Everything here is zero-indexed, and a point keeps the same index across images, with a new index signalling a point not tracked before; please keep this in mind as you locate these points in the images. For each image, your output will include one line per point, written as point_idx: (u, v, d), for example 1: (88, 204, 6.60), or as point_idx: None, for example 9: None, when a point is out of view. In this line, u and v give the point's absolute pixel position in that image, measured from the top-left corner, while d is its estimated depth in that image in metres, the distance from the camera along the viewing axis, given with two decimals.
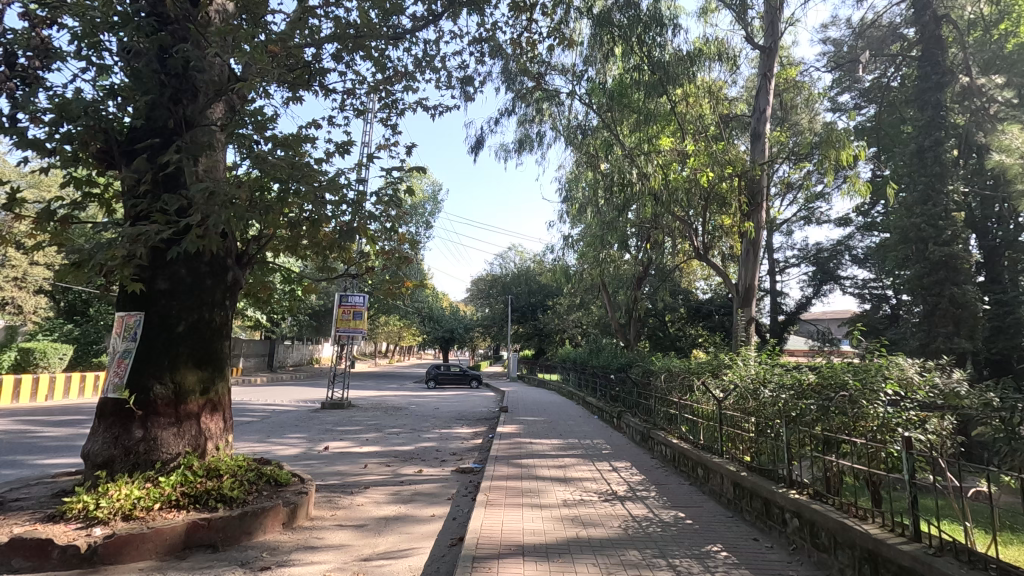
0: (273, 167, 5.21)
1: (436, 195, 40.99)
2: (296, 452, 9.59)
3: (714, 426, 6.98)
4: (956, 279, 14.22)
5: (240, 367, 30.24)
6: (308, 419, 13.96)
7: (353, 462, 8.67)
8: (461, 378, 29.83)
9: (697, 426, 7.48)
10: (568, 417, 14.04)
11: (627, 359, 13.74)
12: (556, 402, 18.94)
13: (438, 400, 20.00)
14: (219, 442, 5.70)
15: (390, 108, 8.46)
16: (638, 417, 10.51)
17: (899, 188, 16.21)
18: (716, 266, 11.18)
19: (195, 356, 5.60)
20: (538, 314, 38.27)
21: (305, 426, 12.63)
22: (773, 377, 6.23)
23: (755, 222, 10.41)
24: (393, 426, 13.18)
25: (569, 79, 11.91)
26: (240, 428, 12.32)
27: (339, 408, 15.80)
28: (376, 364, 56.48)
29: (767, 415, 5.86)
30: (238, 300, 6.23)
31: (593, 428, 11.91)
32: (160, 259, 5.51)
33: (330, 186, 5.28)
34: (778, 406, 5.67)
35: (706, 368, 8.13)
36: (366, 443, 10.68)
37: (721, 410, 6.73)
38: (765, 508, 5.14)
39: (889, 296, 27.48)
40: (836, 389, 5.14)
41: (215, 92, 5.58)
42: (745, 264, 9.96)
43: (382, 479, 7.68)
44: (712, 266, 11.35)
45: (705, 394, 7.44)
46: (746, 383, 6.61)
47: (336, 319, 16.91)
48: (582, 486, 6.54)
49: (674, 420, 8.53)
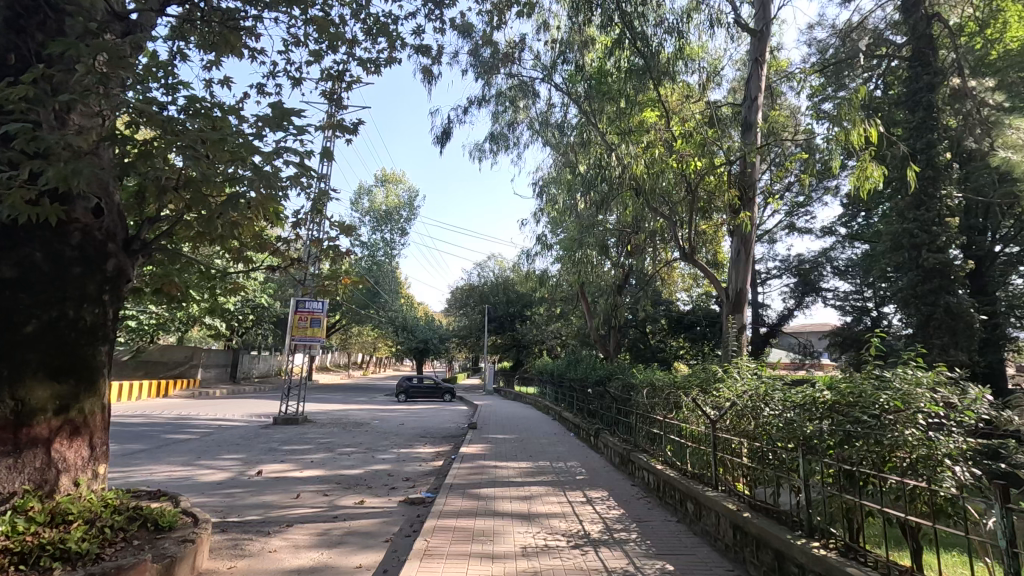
0: (144, 111, 3.99)
1: (412, 200, 39.75)
2: (222, 477, 8.25)
3: (706, 450, 5.95)
4: (951, 287, 13.58)
5: (197, 379, 28.38)
6: (253, 436, 12.57)
7: (285, 490, 7.38)
8: (434, 392, 28.49)
9: (686, 451, 6.44)
10: (541, 434, 12.90)
11: (606, 372, 12.69)
12: (531, 417, 17.74)
13: (406, 415, 18.66)
14: (78, 477, 4.45)
15: (334, 80, 7.42)
16: (618, 436, 9.40)
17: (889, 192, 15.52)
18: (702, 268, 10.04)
19: (50, 363, 4.35)
20: (516, 325, 37.14)
21: (246, 445, 11.26)
22: (776, 393, 5.22)
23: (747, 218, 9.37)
24: (347, 445, 11.87)
25: (543, 67, 10.94)
26: (171, 448, 10.89)
27: (293, 424, 14.44)
28: (348, 376, 54.54)
29: (773, 439, 4.83)
30: (121, 296, 5.00)
31: (567, 447, 10.80)
32: (5, 240, 4.33)
33: (220, 144, 4.12)
34: (785, 430, 4.65)
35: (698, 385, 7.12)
36: (309, 465, 9.37)
37: (714, 434, 5.70)
38: (779, 562, 4.06)
39: (870, 307, 27.05)
40: (862, 408, 4.09)
41: (86, 27, 4.44)
42: (735, 267, 8.97)
43: (311, 514, 6.41)
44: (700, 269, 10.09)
45: (696, 414, 6.42)
46: (743, 398, 5.59)
47: (291, 326, 15.50)
48: (548, 525, 5.38)
49: (658, 441, 7.47)
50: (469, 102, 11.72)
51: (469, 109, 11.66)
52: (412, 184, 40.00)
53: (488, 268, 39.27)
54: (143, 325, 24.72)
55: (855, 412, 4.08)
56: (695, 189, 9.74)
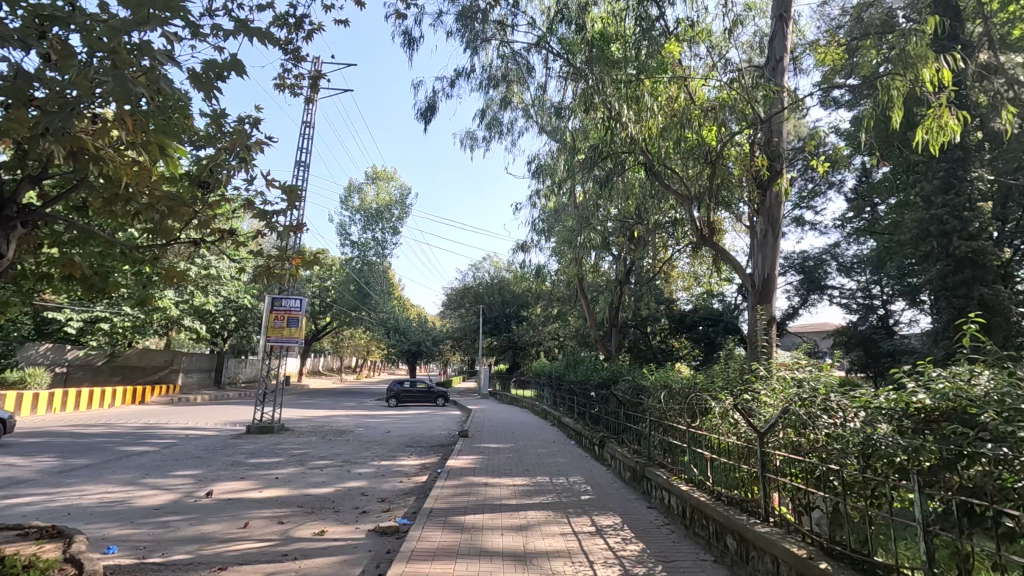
0: None
1: (404, 198, 38.57)
2: (164, 500, 7.02)
3: (750, 469, 4.76)
4: (984, 278, 12.69)
5: (177, 385, 26.98)
6: (220, 447, 11.33)
7: (231, 519, 6.16)
8: (426, 396, 27.21)
9: (721, 469, 5.27)
10: (539, 442, 11.70)
11: (610, 373, 11.53)
12: (528, 423, 16.53)
13: (394, 422, 17.38)
14: None
15: (289, 27, 6.23)
16: (626, 446, 8.26)
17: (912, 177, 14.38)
18: (721, 253, 8.47)
19: None
20: (512, 326, 35.99)
21: (208, 459, 10.03)
22: (847, 399, 4.09)
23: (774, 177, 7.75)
24: (323, 457, 10.65)
25: (538, 32, 9.74)
26: (121, 462, 9.64)
27: (267, 433, 13.21)
28: (342, 381, 53.08)
29: (850, 460, 3.66)
30: None
31: (569, 458, 9.61)
32: None
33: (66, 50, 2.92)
34: (871, 448, 3.48)
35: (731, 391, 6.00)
36: (273, 483, 8.16)
37: (762, 451, 4.51)
38: None
39: (877, 304, 26.16)
40: (995, 421, 2.91)
41: None
42: (757, 250, 7.86)
43: (257, 549, 5.20)
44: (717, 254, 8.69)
45: (736, 424, 5.26)
46: (799, 404, 4.47)
47: (267, 326, 14.27)
48: (551, 571, 4.17)
49: (679, 455, 6.34)
50: (456, 75, 10.54)
51: (456, 82, 10.49)
52: (404, 182, 38.86)
53: (483, 269, 38.08)
54: (118, 327, 23.42)
55: (986, 424, 2.90)
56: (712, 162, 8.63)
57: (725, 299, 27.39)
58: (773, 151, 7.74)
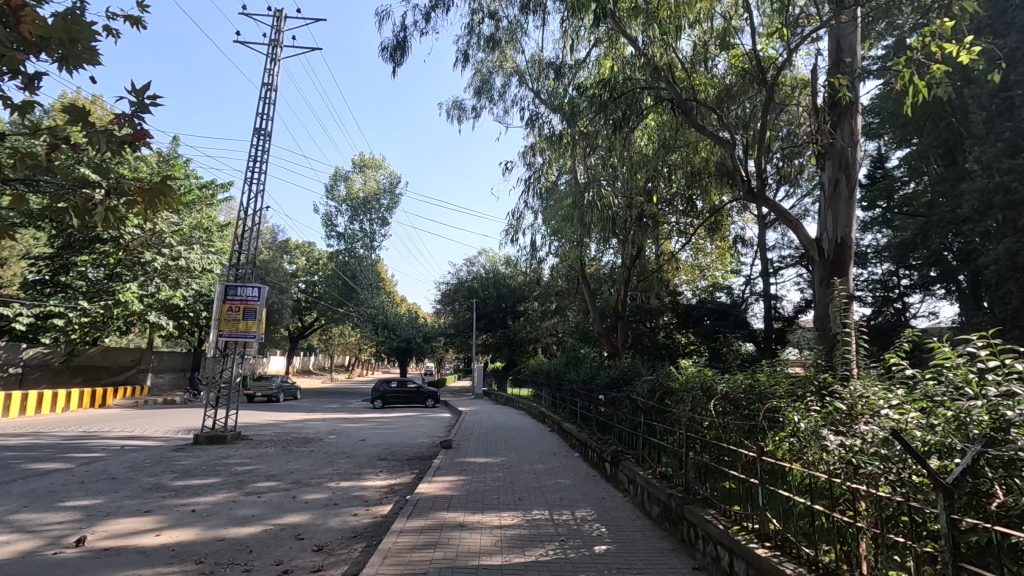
0: None
1: (392, 188, 36.58)
2: (11, 552, 5.00)
3: (911, 546, 2.75)
4: None
5: (144, 386, 25.19)
6: (150, 464, 9.35)
7: None
8: (414, 397, 25.27)
9: (844, 538, 3.30)
10: (533, 455, 9.85)
11: (620, 372, 9.70)
12: (522, 429, 14.72)
13: (372, 427, 15.47)
14: None
15: None
16: (649, 468, 6.40)
17: (982, 139, 12.71)
18: (773, 205, 6.48)
19: None
20: (507, 322, 33.95)
21: (124, 481, 8.05)
22: None
23: (853, 83, 5.73)
24: (272, 475, 8.74)
25: None
26: (11, 486, 7.64)
27: (217, 444, 11.28)
28: (332, 381, 50.91)
29: None
30: None
31: (573, 478, 7.74)
32: None
33: None
34: None
35: (823, 409, 4.13)
36: (186, 518, 6.18)
37: (950, 517, 2.36)
38: None
39: (895, 297, 24.26)
40: None
41: None
42: (824, 209, 5.93)
43: None
44: (767, 207, 6.62)
45: (852, 456, 3.34)
46: (978, 426, 2.57)
47: (218, 318, 12.29)
48: None
49: (738, 495, 4.45)
50: (432, 5, 8.59)
51: (432, 15, 8.56)
52: (392, 171, 36.94)
53: (477, 262, 36.04)
54: (73, 324, 21.44)
55: None
56: (765, 97, 6.71)
57: (733, 292, 25.53)
58: (846, 73, 5.76)
